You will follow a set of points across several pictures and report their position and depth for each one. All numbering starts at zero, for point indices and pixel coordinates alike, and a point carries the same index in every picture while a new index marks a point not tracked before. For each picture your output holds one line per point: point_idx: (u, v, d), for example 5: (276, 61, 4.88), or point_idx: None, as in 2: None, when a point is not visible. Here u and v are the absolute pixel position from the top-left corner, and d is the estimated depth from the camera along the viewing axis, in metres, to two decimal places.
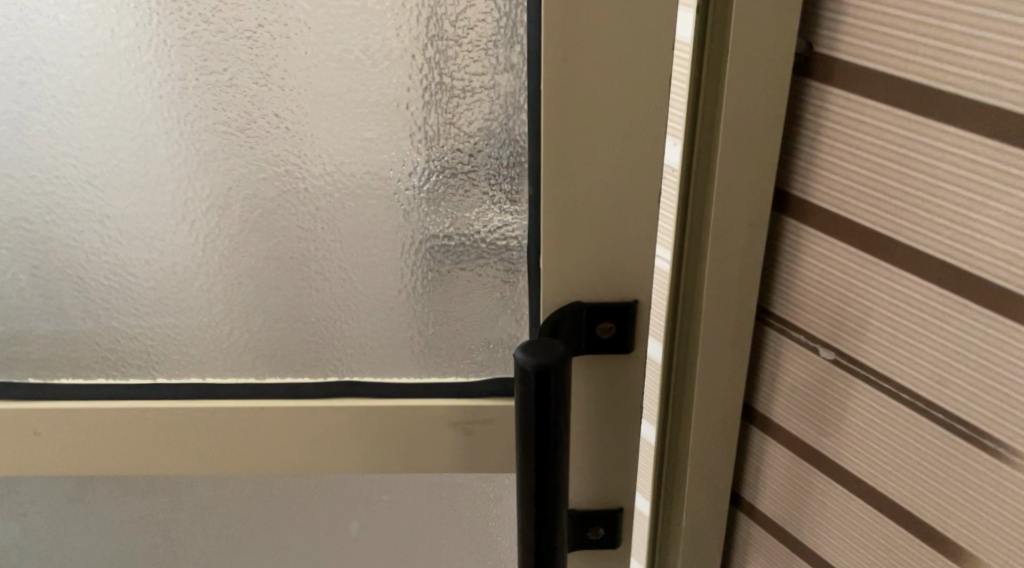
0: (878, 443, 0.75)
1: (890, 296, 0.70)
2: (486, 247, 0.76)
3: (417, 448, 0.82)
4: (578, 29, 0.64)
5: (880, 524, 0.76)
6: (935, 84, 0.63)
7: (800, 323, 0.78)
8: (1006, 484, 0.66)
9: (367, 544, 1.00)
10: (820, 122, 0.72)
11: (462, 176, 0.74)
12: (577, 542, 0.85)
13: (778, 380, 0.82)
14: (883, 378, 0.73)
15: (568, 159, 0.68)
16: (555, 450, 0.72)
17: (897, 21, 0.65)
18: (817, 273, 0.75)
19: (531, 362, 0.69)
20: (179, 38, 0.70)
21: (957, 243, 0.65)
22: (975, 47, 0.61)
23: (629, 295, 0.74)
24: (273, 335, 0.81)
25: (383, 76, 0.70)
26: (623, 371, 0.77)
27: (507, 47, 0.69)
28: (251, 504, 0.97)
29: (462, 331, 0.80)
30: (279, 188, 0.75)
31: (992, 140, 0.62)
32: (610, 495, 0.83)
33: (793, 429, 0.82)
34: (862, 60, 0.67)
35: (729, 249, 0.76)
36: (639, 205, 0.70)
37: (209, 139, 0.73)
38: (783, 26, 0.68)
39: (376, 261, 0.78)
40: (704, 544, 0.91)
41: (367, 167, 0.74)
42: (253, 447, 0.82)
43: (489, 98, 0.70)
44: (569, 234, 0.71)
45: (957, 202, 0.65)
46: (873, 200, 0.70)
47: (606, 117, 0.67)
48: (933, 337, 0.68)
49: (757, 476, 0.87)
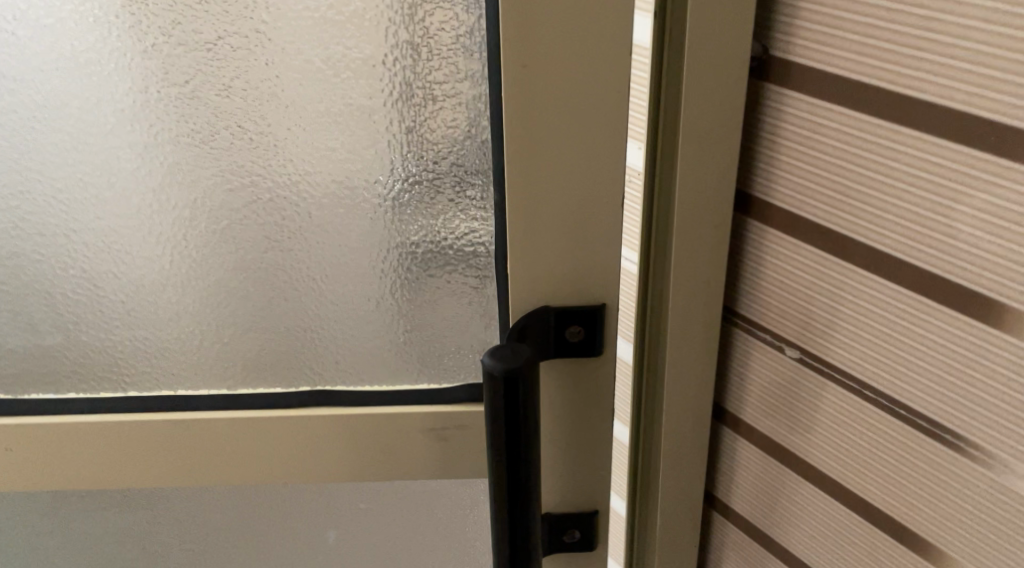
0: (846, 440, 0.75)
1: (853, 296, 0.71)
2: (454, 253, 0.77)
3: (392, 455, 0.82)
4: (536, 36, 0.65)
5: (849, 518, 0.77)
6: (888, 85, 0.64)
7: (766, 322, 0.79)
8: (968, 476, 0.68)
9: (345, 553, 1.00)
10: (778, 123, 0.73)
11: (427, 184, 0.74)
12: (554, 546, 0.85)
13: (746, 380, 0.83)
14: (848, 375, 0.74)
15: (532, 165, 0.69)
16: (526, 453, 0.72)
17: (849, 24, 0.66)
18: (781, 272, 0.76)
19: (498, 367, 0.69)
20: (139, 51, 0.70)
21: (913, 240, 0.66)
22: (925, 48, 0.62)
23: (596, 299, 0.75)
24: (244, 346, 0.81)
25: (345, 85, 0.70)
26: (592, 373, 0.78)
27: (467, 55, 0.69)
28: (227, 515, 0.97)
29: (434, 338, 0.81)
30: (245, 199, 0.75)
31: (946, 139, 0.62)
32: (586, 498, 0.84)
33: (764, 428, 0.83)
34: (817, 62, 0.68)
35: (694, 252, 0.77)
36: (603, 208, 0.71)
37: (173, 151, 0.73)
38: (739, 31, 0.69)
39: (346, 270, 0.78)
40: (679, 542, 0.92)
41: (333, 177, 0.74)
42: (226, 458, 0.82)
43: (451, 106, 0.71)
44: (536, 240, 0.72)
45: (911, 201, 0.66)
46: (831, 200, 0.71)
47: (568, 123, 0.68)
48: (893, 335, 0.69)
49: (730, 474, 0.88)
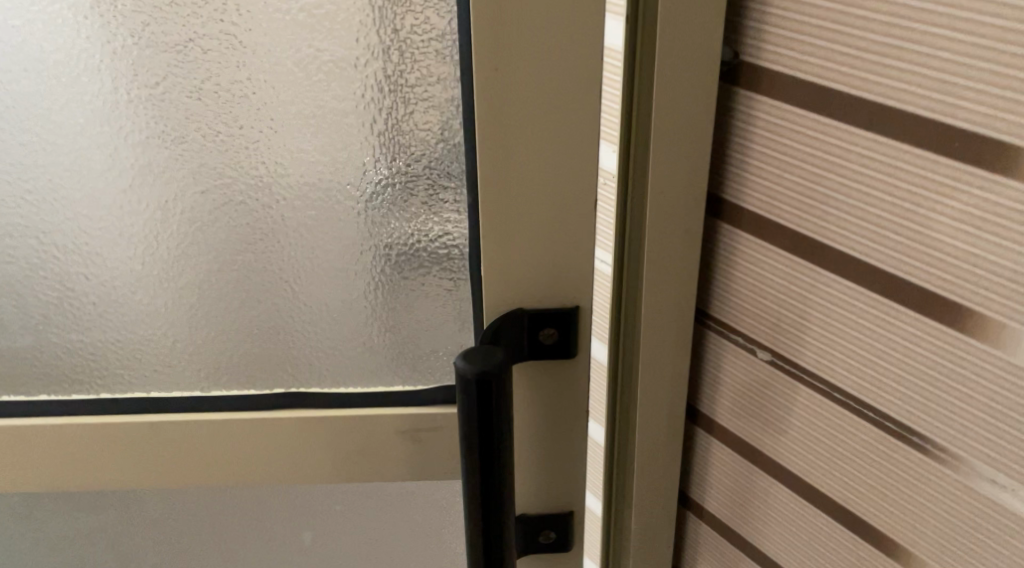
0: (816, 442, 0.76)
1: (824, 299, 0.72)
2: (428, 256, 0.77)
3: (366, 458, 0.82)
4: (507, 40, 0.65)
5: (820, 519, 0.78)
6: (855, 91, 0.65)
7: (738, 325, 0.79)
8: (936, 478, 0.68)
9: (321, 555, 1.00)
10: (749, 127, 0.73)
11: (400, 187, 0.74)
12: (529, 547, 0.86)
13: (719, 382, 0.83)
14: (818, 378, 0.74)
15: (505, 168, 0.69)
16: (499, 455, 0.72)
17: (817, 30, 0.66)
18: (752, 275, 0.77)
19: (471, 370, 0.69)
20: (109, 52, 0.70)
21: (881, 245, 0.67)
22: (891, 55, 0.62)
23: (569, 301, 0.75)
24: (216, 347, 0.81)
25: (317, 88, 0.70)
26: (566, 375, 0.78)
27: (439, 58, 0.69)
28: (202, 516, 0.96)
29: (409, 340, 0.81)
30: (217, 201, 0.75)
31: (912, 145, 0.63)
32: (561, 499, 0.84)
33: (737, 430, 0.83)
34: (786, 67, 0.69)
35: (668, 254, 0.77)
36: (576, 211, 0.71)
37: (144, 152, 0.73)
38: (710, 35, 0.69)
39: (319, 272, 0.78)
40: (655, 542, 0.92)
41: (305, 179, 0.74)
42: (199, 460, 0.82)
43: (424, 109, 0.71)
44: (510, 243, 0.72)
45: (878, 206, 0.66)
46: (801, 204, 0.71)
47: (540, 126, 0.68)
48: (862, 339, 0.70)
49: (704, 474, 0.89)
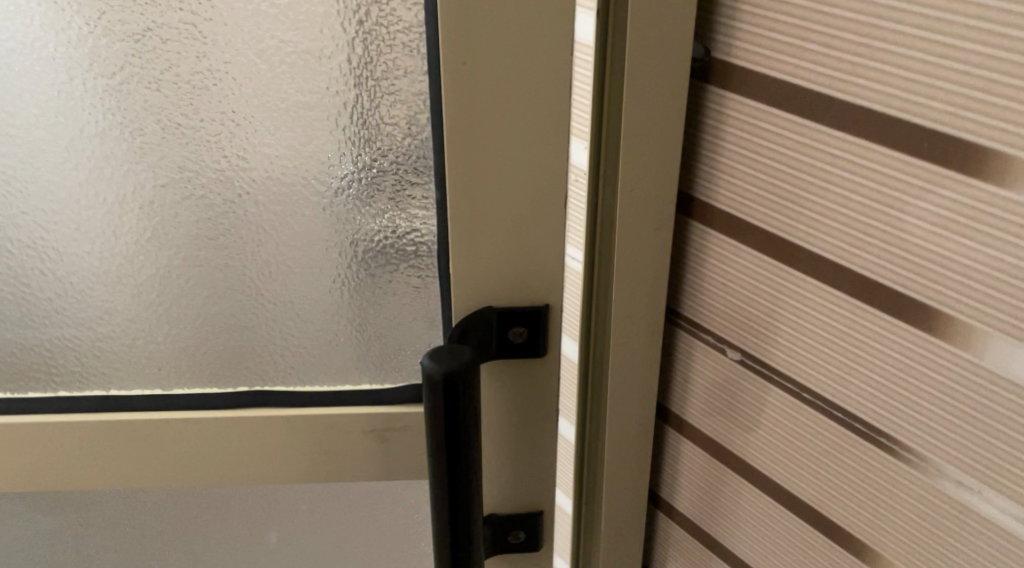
0: (785, 443, 0.76)
1: (794, 299, 0.71)
2: (395, 252, 0.76)
3: (332, 458, 0.81)
4: (475, 34, 0.64)
5: (789, 519, 0.78)
6: (825, 89, 0.64)
7: (708, 324, 0.79)
8: (903, 479, 0.68)
9: (287, 555, 0.98)
10: (720, 124, 0.72)
11: (367, 182, 0.73)
12: (498, 547, 0.85)
13: (689, 381, 0.83)
14: (788, 377, 0.74)
15: (473, 164, 0.68)
16: (466, 456, 0.71)
17: (787, 27, 0.65)
18: (722, 274, 0.76)
19: (438, 370, 0.68)
20: (64, 41, 0.68)
21: (851, 245, 0.66)
22: (861, 53, 0.62)
23: (539, 300, 0.74)
24: (177, 345, 0.79)
25: (280, 80, 0.69)
26: (535, 374, 0.77)
27: (406, 52, 0.68)
28: (164, 517, 0.95)
29: (377, 337, 0.80)
30: (178, 195, 0.73)
31: (882, 144, 0.62)
32: (532, 499, 0.83)
33: (708, 429, 0.83)
34: (756, 65, 0.68)
35: (639, 252, 0.76)
36: (547, 208, 0.70)
37: (101, 144, 0.71)
38: (681, 30, 0.68)
39: (284, 268, 0.76)
40: (625, 541, 0.92)
41: (270, 173, 0.73)
42: (160, 459, 0.80)
43: (390, 103, 0.70)
44: (479, 240, 0.71)
45: (848, 205, 0.65)
46: (771, 203, 0.70)
47: (510, 121, 0.67)
48: (831, 340, 0.70)
49: (674, 473, 0.88)
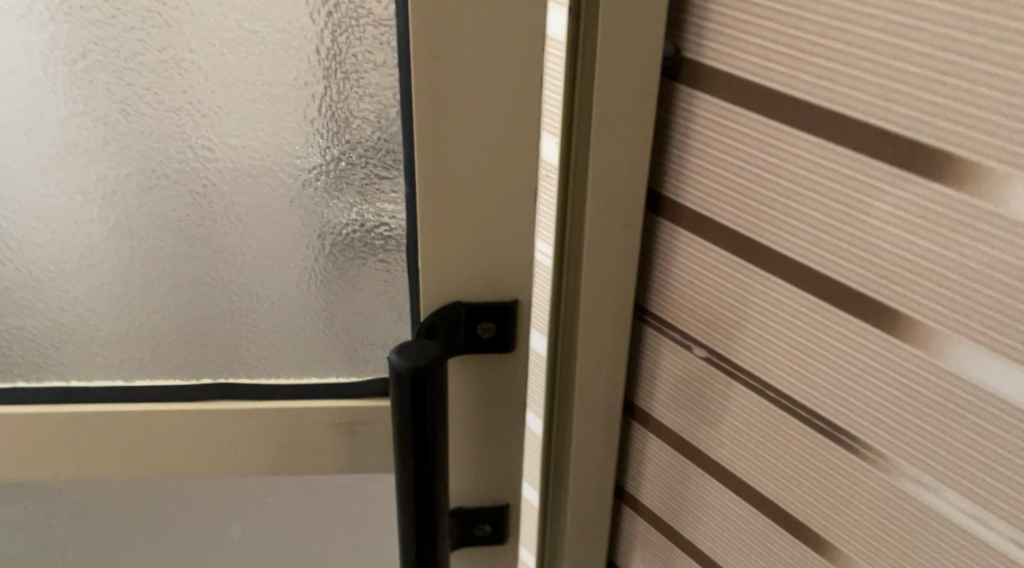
0: (750, 440, 0.76)
1: (760, 298, 0.71)
2: (364, 246, 0.76)
3: (297, 451, 0.80)
4: (445, 29, 0.63)
5: (751, 514, 0.79)
6: (792, 91, 0.65)
7: (675, 321, 0.79)
8: (864, 477, 0.69)
9: (253, 547, 0.98)
10: (688, 123, 0.72)
11: (335, 174, 0.72)
12: (465, 540, 0.85)
13: (656, 376, 0.83)
14: (753, 375, 0.74)
15: (442, 159, 0.68)
16: (433, 451, 0.71)
17: (755, 29, 0.65)
18: (689, 272, 0.76)
19: (405, 365, 0.68)
20: (25, 27, 0.67)
21: (815, 246, 0.66)
22: (828, 57, 0.62)
23: (507, 295, 0.74)
24: (140, 336, 0.78)
25: (248, 70, 0.68)
26: (503, 368, 0.77)
27: (377, 44, 0.67)
28: (127, 510, 0.94)
29: (344, 330, 0.79)
30: (142, 185, 0.72)
31: (849, 148, 0.63)
32: (498, 492, 0.83)
33: (674, 425, 0.83)
34: (725, 65, 0.68)
35: (608, 248, 0.76)
36: (516, 204, 0.70)
37: (63, 132, 0.70)
38: (652, 28, 0.68)
39: (251, 259, 0.76)
40: (591, 532, 0.92)
41: (238, 164, 0.72)
42: (121, 452, 0.79)
43: (360, 96, 0.69)
44: (448, 235, 0.71)
45: (814, 207, 0.66)
46: (739, 203, 0.71)
47: (480, 117, 0.66)
48: (794, 339, 0.70)
49: (640, 467, 0.89)
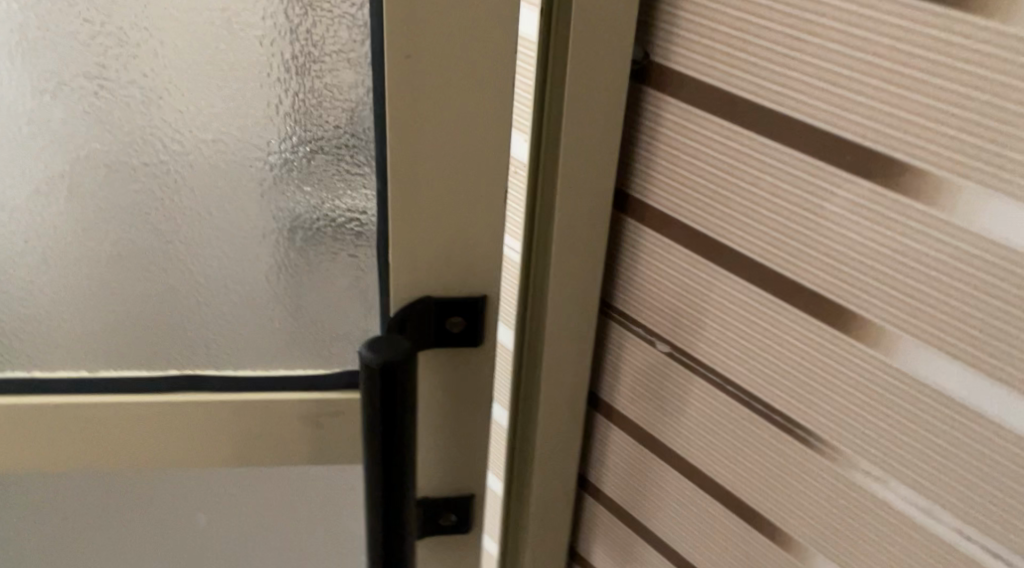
0: (709, 433, 0.78)
1: (721, 296, 0.73)
2: (333, 240, 0.76)
3: (264, 443, 0.81)
4: (419, 29, 0.64)
5: (710, 504, 0.81)
6: (756, 98, 0.66)
7: (639, 317, 0.81)
8: (818, 470, 0.71)
9: (216, 537, 0.98)
10: (654, 126, 0.74)
11: (307, 168, 0.73)
12: (430, 528, 0.86)
13: (619, 370, 0.85)
14: (713, 370, 0.76)
15: (413, 156, 0.69)
16: (401, 444, 0.72)
17: (721, 37, 0.67)
18: (654, 269, 0.78)
19: (375, 359, 0.69)
20: None
21: (775, 248, 0.69)
22: (791, 66, 0.64)
23: (476, 290, 0.75)
24: (107, 326, 0.79)
25: (220, 65, 0.68)
26: (471, 362, 0.78)
27: (350, 42, 0.68)
28: (90, 501, 0.94)
29: (314, 322, 0.80)
30: (109, 175, 0.72)
31: (810, 154, 0.65)
32: (464, 482, 0.85)
33: (637, 418, 0.85)
34: (691, 70, 0.70)
35: (574, 244, 0.78)
36: (485, 201, 0.71)
37: (30, 122, 0.70)
38: (621, 31, 0.70)
39: (221, 251, 0.76)
40: (553, 519, 0.95)
41: (208, 157, 0.72)
42: (87, 443, 0.80)
43: (333, 92, 0.70)
44: (417, 231, 0.72)
45: (774, 210, 0.68)
46: (702, 203, 0.72)
47: (452, 116, 0.67)
48: (755, 336, 0.72)
49: (602, 459, 0.91)
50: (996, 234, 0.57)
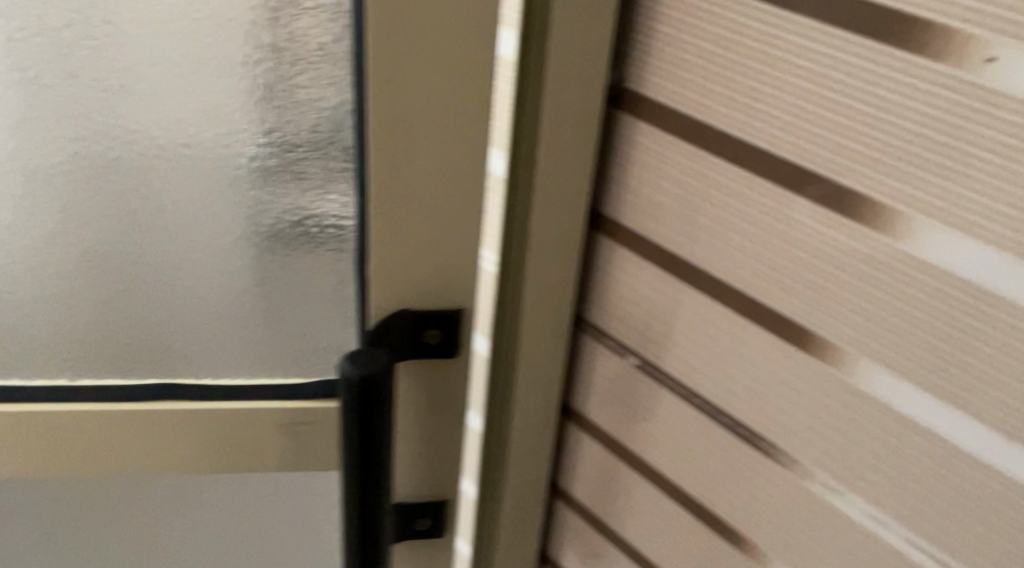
0: (677, 443, 0.81)
1: (690, 313, 0.76)
2: (313, 253, 0.78)
3: (241, 450, 0.83)
4: (401, 54, 0.66)
5: (677, 512, 0.83)
6: (724, 126, 0.69)
7: (611, 330, 0.83)
8: (781, 482, 0.74)
9: (190, 541, 1.00)
10: (627, 148, 0.76)
11: (289, 182, 0.75)
12: (404, 533, 0.88)
13: (591, 381, 0.87)
14: (682, 384, 0.79)
15: (393, 175, 0.70)
16: (379, 455, 0.74)
17: (692, 66, 0.69)
18: (626, 285, 0.80)
19: (355, 373, 0.71)
20: None
21: (741, 268, 0.71)
22: (758, 96, 0.66)
23: (453, 304, 0.77)
24: (87, 336, 0.80)
25: (204, 83, 0.69)
26: (447, 373, 0.80)
27: (333, 63, 0.70)
28: (65, 506, 0.95)
29: (292, 332, 0.82)
30: (91, 189, 0.73)
31: (776, 181, 0.67)
32: (438, 489, 0.87)
33: (607, 428, 0.87)
34: (662, 97, 0.72)
35: (549, 259, 0.80)
36: (463, 218, 0.73)
37: (11, 137, 0.71)
38: (597, 57, 0.72)
39: (201, 262, 0.77)
40: (525, 524, 0.97)
41: (188, 172, 0.73)
42: (65, 450, 0.81)
43: (315, 110, 0.72)
44: (396, 246, 0.74)
45: (741, 233, 0.70)
46: (672, 224, 0.75)
47: (432, 137, 0.69)
48: (722, 353, 0.75)
49: (573, 466, 0.93)
50: (951, 266, 0.60)
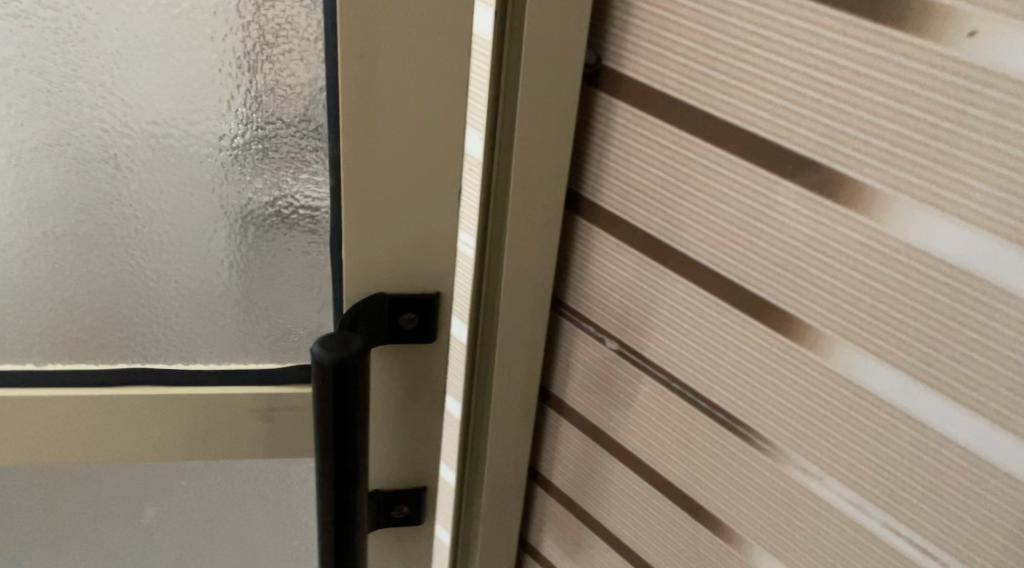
0: (656, 428, 0.80)
1: (669, 296, 0.75)
2: (285, 235, 0.76)
3: (214, 437, 0.81)
4: (374, 29, 0.64)
5: (657, 498, 0.83)
6: (704, 106, 0.67)
7: (590, 314, 0.82)
8: (760, 467, 0.73)
9: (164, 529, 0.98)
10: (605, 128, 0.75)
11: (260, 162, 0.73)
12: (382, 520, 0.87)
13: (570, 366, 0.86)
14: (661, 368, 0.78)
15: (367, 154, 0.69)
16: (353, 440, 0.73)
17: (671, 44, 0.68)
18: (604, 268, 0.79)
19: (327, 356, 0.69)
20: None
21: (721, 251, 0.70)
22: (738, 76, 0.65)
23: (429, 287, 0.76)
24: (55, 318, 0.78)
25: (172, 58, 0.68)
26: (423, 357, 0.79)
27: (303, 39, 0.68)
28: (34, 495, 0.93)
29: (265, 316, 0.80)
30: (57, 166, 0.72)
31: (755, 162, 0.66)
32: (415, 475, 0.85)
33: (585, 413, 0.86)
34: (641, 76, 0.71)
35: (526, 242, 0.78)
36: (439, 198, 0.71)
37: None
38: (575, 34, 0.70)
39: (170, 243, 0.76)
40: (504, 511, 0.96)
41: (157, 149, 0.72)
42: (33, 436, 0.79)
43: (286, 89, 0.70)
44: (370, 228, 0.72)
45: (721, 215, 0.69)
46: (651, 206, 0.74)
47: (406, 115, 0.67)
48: (700, 337, 0.74)
49: (552, 452, 0.92)
50: (930, 246, 0.59)
